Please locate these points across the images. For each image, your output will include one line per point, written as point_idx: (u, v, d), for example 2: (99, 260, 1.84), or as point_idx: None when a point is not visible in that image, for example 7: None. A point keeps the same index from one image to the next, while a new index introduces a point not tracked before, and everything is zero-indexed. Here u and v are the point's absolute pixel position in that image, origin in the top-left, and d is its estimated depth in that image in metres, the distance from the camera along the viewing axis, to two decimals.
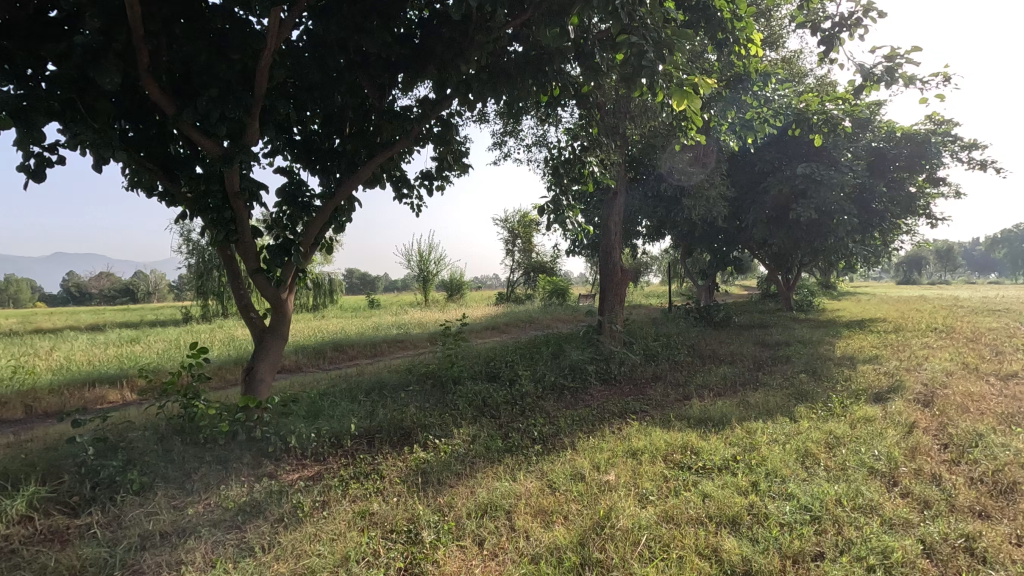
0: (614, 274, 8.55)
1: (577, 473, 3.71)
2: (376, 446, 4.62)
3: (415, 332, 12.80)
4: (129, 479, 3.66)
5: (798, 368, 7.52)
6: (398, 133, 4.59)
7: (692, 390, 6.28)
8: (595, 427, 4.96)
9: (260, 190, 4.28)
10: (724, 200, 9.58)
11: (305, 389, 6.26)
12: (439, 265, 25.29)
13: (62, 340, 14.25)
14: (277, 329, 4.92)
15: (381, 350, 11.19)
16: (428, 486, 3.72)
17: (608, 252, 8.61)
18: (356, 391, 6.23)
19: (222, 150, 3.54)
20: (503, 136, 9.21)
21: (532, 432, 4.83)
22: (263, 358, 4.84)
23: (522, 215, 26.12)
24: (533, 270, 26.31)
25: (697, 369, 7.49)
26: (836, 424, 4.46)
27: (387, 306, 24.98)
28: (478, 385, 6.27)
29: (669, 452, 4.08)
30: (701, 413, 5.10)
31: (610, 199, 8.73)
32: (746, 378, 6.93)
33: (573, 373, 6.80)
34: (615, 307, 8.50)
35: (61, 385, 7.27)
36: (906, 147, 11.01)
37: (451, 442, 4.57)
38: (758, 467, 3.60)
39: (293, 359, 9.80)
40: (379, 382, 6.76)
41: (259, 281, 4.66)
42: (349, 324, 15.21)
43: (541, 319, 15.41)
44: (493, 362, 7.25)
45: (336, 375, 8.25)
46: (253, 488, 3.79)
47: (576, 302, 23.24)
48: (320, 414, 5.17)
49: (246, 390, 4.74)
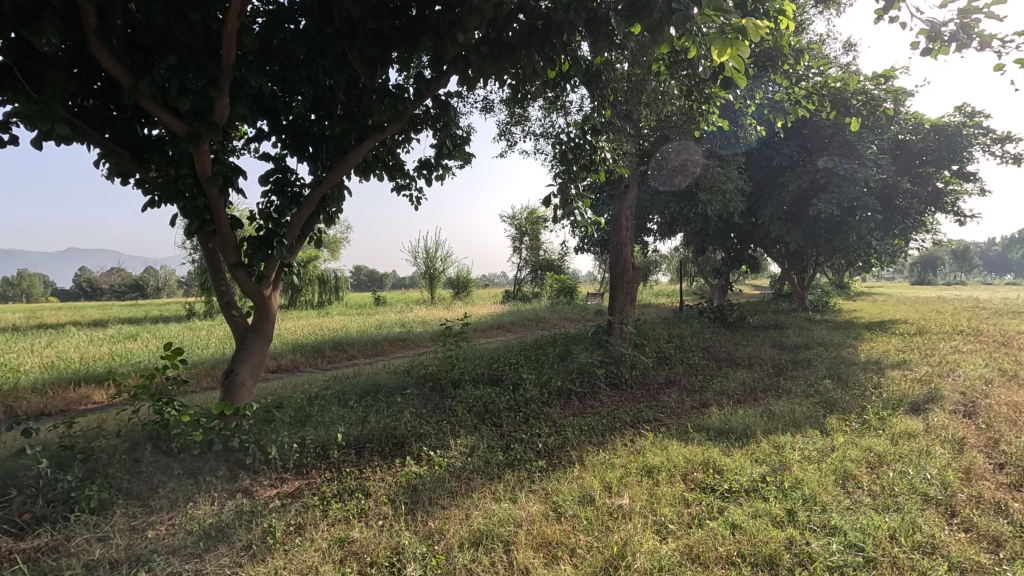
0: (626, 272, 8.10)
1: (586, 494, 3.31)
2: (364, 458, 4.23)
3: (418, 331, 12.43)
4: (87, 495, 3.30)
5: (821, 373, 7.05)
6: (390, 115, 4.19)
7: (709, 397, 5.85)
8: (605, 439, 4.53)
9: (238, 176, 3.90)
10: (741, 195, 9.11)
11: (294, 392, 5.88)
12: (446, 262, 24.92)
13: (61, 336, 14.00)
14: (260, 329, 4.52)
15: (382, 348, 10.80)
16: (417, 509, 3.31)
17: (619, 249, 8.16)
18: (349, 395, 5.84)
19: (187, 128, 3.16)
20: (509, 125, 8.79)
21: (537, 443, 4.42)
22: (244, 361, 4.45)
23: (530, 212, 25.71)
24: (541, 268, 25.90)
25: (714, 374, 7.04)
26: (875, 440, 4.01)
27: (392, 303, 24.67)
28: (480, 389, 5.88)
29: (689, 471, 3.64)
30: (721, 424, 4.67)
31: (621, 194, 8.27)
32: (767, 384, 6.49)
33: (581, 377, 6.38)
34: (626, 306, 8.06)
35: (45, 384, 6.95)
36: (935, 140, 10.46)
37: (447, 455, 4.16)
38: (792, 491, 3.17)
39: (290, 358, 9.44)
40: (374, 385, 6.37)
41: (239, 277, 4.25)
42: (352, 321, 14.88)
43: (548, 318, 15.00)
44: (496, 364, 6.83)
45: (333, 375, 7.88)
46: (224, 507, 3.41)
47: (584, 300, 22.79)
48: (306, 420, 4.78)
49: (225, 395, 4.36)
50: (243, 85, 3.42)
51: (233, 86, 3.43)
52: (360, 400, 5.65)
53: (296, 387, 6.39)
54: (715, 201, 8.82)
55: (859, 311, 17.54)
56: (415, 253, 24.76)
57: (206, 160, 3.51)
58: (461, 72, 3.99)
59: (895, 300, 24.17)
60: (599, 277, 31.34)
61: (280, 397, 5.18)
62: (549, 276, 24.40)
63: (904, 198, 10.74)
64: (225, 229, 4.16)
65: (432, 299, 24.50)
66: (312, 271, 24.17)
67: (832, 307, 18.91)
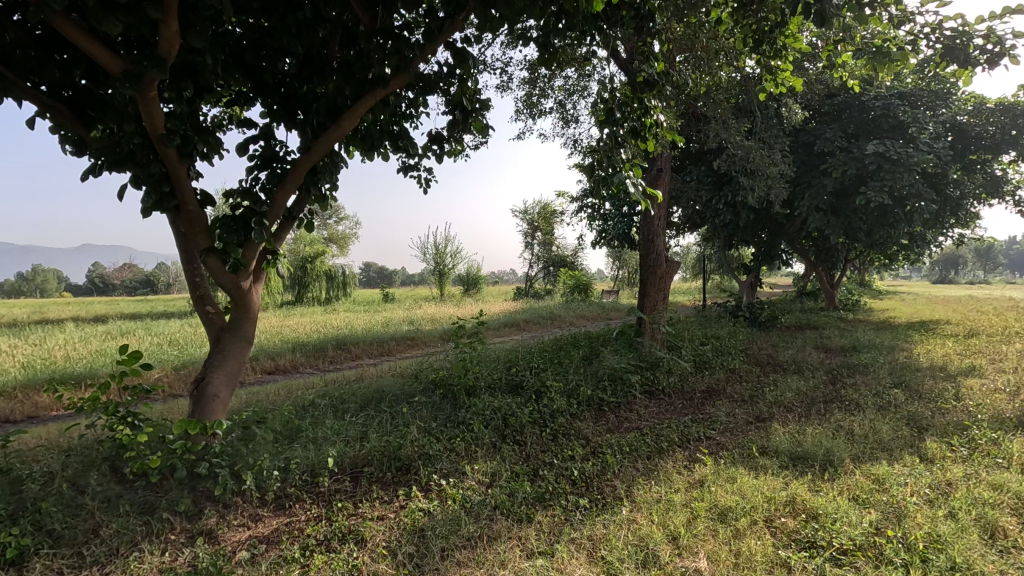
0: (658, 267, 7.29)
1: (648, 551, 2.54)
2: (361, 487, 3.46)
3: (427, 329, 11.68)
4: (1, 542, 2.56)
5: (884, 380, 6.21)
6: (393, 64, 3.40)
7: (764, 410, 5.04)
8: (655, 465, 3.73)
9: (203, 138, 3.13)
10: (785, 182, 8.24)
11: (282, 402, 5.12)
12: (456, 258, 24.20)
13: (58, 332, 13.42)
14: (239, 329, 3.77)
15: (389, 348, 10.04)
16: (425, 568, 2.56)
17: (651, 241, 7.34)
18: (349, 403, 5.07)
19: (123, 66, 2.41)
20: (533, 96, 8.00)
21: (571, 469, 3.63)
22: (219, 367, 3.70)
23: (543, 206, 24.97)
24: (554, 265, 25.12)
25: (763, 382, 6.21)
26: (1001, 473, 3.19)
27: (401, 300, 23.99)
28: (498, 398, 5.10)
29: (775, 516, 2.85)
30: (792, 446, 3.87)
31: (654, 181, 7.45)
32: (827, 393, 5.66)
33: (613, 385, 5.58)
34: (657, 305, 7.26)
35: (14, 387, 6.25)
36: (996, 122, 9.53)
37: (462, 487, 3.38)
38: (924, 553, 2.38)
39: (289, 359, 8.70)
40: (377, 391, 5.60)
41: (211, 264, 3.48)
42: (358, 319, 14.19)
43: (565, 316, 14.20)
44: (515, 369, 6.04)
45: (332, 378, 7.12)
46: (178, 560, 2.68)
47: (600, 298, 21.97)
48: (293, 437, 4.02)
49: (195, 410, 3.59)
50: (200, 10, 2.63)
51: (189, 16, 2.67)
52: (359, 411, 4.90)
53: (288, 395, 5.65)
54: (755, 189, 7.97)
55: (893, 311, 16.54)
56: (424, 249, 24.04)
57: (158, 113, 2.72)
58: (484, 5, 3.18)
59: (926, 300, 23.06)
60: (613, 275, 30.48)
61: (263, 409, 4.43)
62: (563, 272, 23.60)
63: (957, 188, 9.84)
64: (194, 206, 3.39)
65: (441, 296, 23.77)
66: (319, 266, 23.53)
67: (863, 307, 17.94)
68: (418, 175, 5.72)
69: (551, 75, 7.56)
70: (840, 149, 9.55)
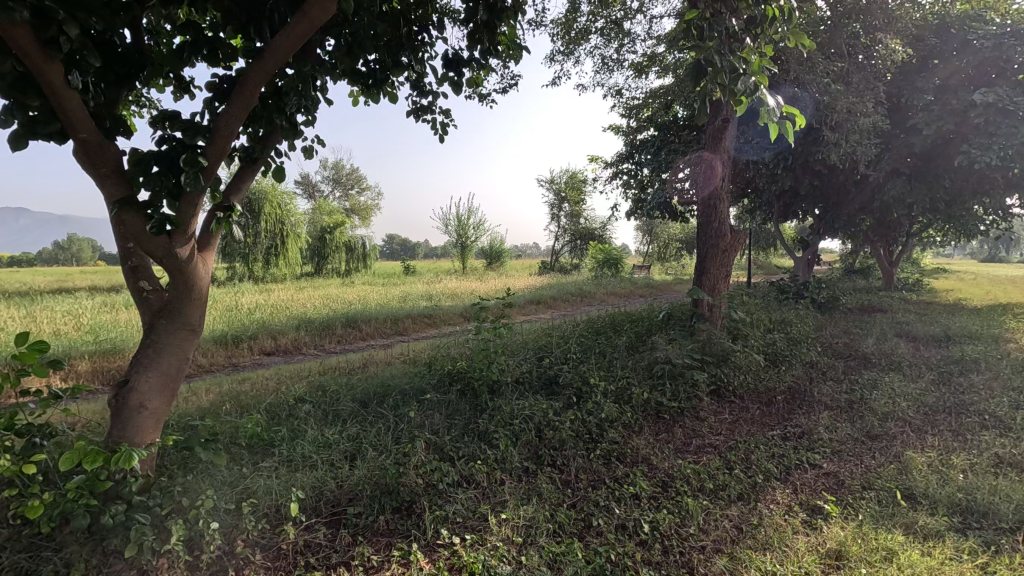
0: (721, 238, 6.05)
1: None
2: (342, 542, 2.48)
3: (447, 306, 10.67)
4: None
5: (1012, 382, 4.96)
6: None
7: (875, 425, 3.88)
8: (753, 516, 2.66)
9: (89, 25, 2.04)
10: (875, 140, 6.85)
11: (260, 403, 4.14)
12: (479, 231, 23.07)
13: (68, 301, 12.86)
14: (178, 314, 2.72)
15: (404, 328, 9.06)
16: None
17: (714, 206, 6.12)
18: (342, 402, 4.07)
19: None
20: (571, 26, 6.80)
21: (638, 524, 2.57)
22: (151, 365, 2.66)
23: (570, 175, 23.52)
24: (581, 238, 23.80)
25: (855, 382, 5.03)
26: None
27: (422, 273, 23.05)
28: (529, 400, 4.05)
29: None
30: (953, 492, 2.73)
31: (719, 133, 6.15)
32: (948, 401, 4.45)
33: (672, 384, 4.46)
34: (719, 284, 6.06)
35: None
36: None
37: (484, 551, 2.35)
38: None
39: (292, 338, 7.77)
40: (380, 385, 4.59)
41: (127, 222, 2.41)
42: (375, 293, 13.25)
43: (596, 292, 13.05)
44: (547, 361, 4.94)
45: (335, 363, 6.17)
46: None
47: (631, 274, 20.67)
48: (256, 463, 3.05)
49: (116, 426, 2.57)
50: None
51: None
52: (354, 415, 3.90)
53: (274, 392, 4.66)
54: (839, 146, 6.63)
55: (958, 292, 14.96)
56: (447, 220, 22.98)
57: None
58: None
59: (987, 278, 21.15)
60: (644, 249, 28.97)
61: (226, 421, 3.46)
62: (592, 246, 22.33)
63: None
64: (97, 136, 2.31)
65: (463, 269, 22.75)
66: (338, 237, 22.66)
67: (924, 286, 16.34)
68: (433, 120, 4.60)
69: (596, 7, 6.28)
70: (935, 101, 8.08)
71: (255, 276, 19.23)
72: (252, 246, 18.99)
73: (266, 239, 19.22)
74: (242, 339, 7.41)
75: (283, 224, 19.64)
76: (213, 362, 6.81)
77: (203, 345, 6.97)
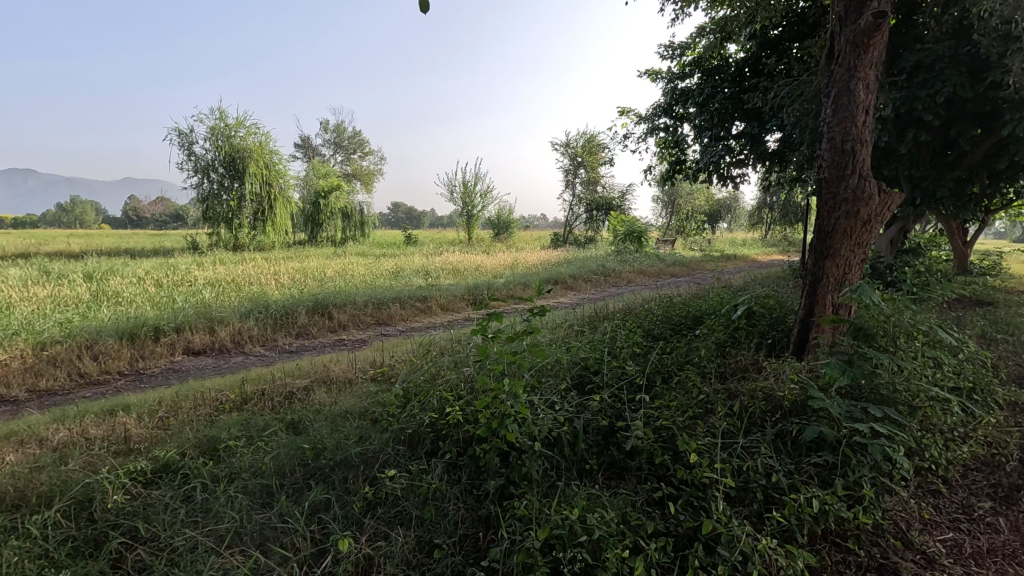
0: (864, 203, 3.87)
1: None
2: None
3: (446, 286, 8.60)
4: None
5: None
6: None
7: None
8: None
9: None
10: None
11: (56, 506, 2.15)
12: (486, 199, 20.87)
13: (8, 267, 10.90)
14: None
15: (388, 316, 7.02)
16: None
17: (851, 154, 3.89)
18: (217, 518, 2.11)
19: None
20: None
21: None
22: None
23: (588, 138, 21.04)
24: (598, 208, 21.57)
25: None
26: None
27: (424, 244, 20.95)
28: (578, 511, 2.05)
29: None
30: None
31: (864, 37, 3.80)
32: None
33: (842, 468, 2.41)
34: (850, 270, 4.01)
35: None
36: None
37: None
38: None
39: (234, 329, 5.77)
40: (308, 450, 2.58)
41: None
42: (362, 267, 11.24)
43: (623, 270, 10.98)
44: (599, 402, 2.90)
45: (266, 380, 4.15)
46: None
47: (657, 249, 18.55)
48: None
49: None
50: None
51: None
52: (222, 554, 1.94)
53: (125, 457, 2.67)
54: None
55: None
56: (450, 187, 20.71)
57: None
58: None
59: None
60: (665, 222, 26.66)
61: None
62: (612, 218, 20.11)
63: None
64: None
65: (469, 241, 20.64)
66: (335, 202, 20.43)
67: (1000, 270, 14.11)
68: None
69: None
70: None
71: (241, 244, 17.12)
72: (235, 211, 16.91)
73: (250, 203, 17.09)
74: (161, 332, 5.43)
75: (270, 186, 17.47)
76: (111, 369, 4.86)
77: (101, 341, 4.99)
